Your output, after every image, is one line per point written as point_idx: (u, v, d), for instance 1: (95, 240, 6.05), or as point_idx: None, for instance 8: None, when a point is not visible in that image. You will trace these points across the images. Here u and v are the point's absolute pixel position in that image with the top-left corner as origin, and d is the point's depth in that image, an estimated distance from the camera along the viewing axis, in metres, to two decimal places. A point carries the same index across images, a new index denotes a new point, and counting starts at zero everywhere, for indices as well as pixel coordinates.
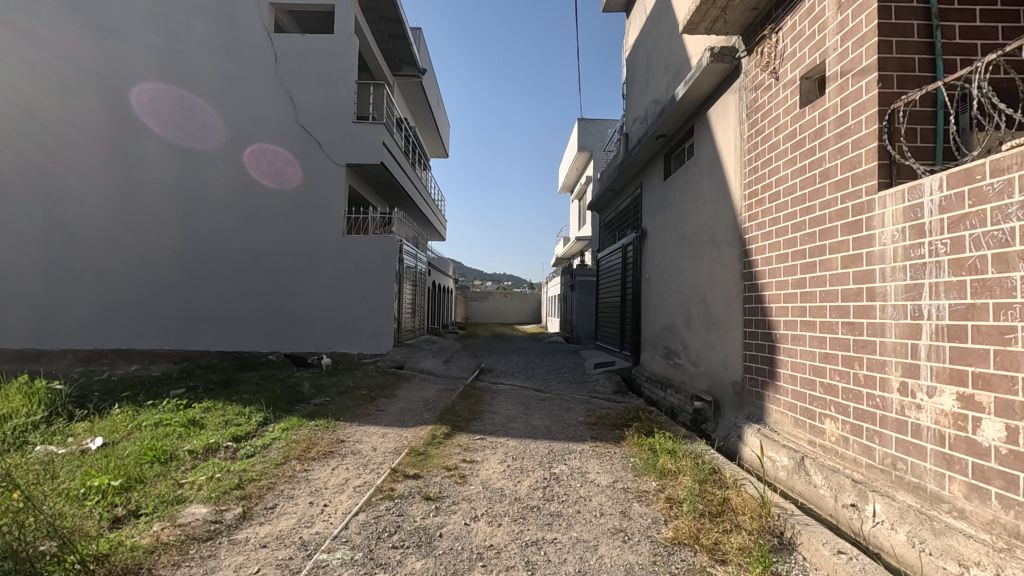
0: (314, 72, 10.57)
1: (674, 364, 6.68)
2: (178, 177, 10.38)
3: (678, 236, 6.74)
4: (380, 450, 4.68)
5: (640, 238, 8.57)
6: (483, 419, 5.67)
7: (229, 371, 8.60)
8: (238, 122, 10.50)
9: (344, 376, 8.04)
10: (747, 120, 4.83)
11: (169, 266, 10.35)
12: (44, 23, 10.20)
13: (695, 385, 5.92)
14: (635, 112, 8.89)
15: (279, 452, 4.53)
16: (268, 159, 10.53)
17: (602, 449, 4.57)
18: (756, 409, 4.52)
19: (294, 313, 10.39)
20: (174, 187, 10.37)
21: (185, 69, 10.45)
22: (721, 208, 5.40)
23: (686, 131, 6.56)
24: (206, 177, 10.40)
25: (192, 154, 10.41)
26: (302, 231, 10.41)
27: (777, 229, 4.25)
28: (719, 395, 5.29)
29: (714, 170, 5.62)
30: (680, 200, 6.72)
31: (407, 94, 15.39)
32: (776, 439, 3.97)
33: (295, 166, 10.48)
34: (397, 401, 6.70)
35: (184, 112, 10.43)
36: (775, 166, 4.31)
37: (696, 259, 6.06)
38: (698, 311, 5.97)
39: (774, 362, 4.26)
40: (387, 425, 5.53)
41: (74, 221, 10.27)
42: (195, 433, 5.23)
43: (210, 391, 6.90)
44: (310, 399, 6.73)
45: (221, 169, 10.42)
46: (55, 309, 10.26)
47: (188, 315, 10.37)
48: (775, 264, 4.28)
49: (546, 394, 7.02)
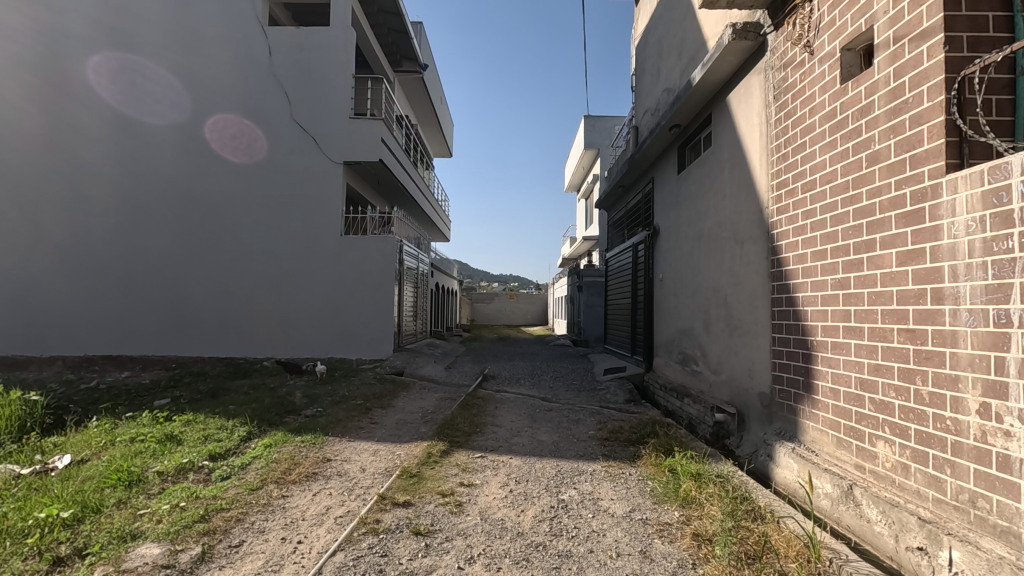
0: (307, 65, 10.16)
1: (691, 371, 6.19)
2: (142, 160, 10.00)
3: (695, 233, 6.25)
4: (369, 471, 4.22)
5: (652, 236, 8.07)
6: (485, 433, 5.21)
7: (219, 378, 8.17)
8: (204, 103, 10.11)
9: (339, 385, 7.59)
10: (774, 102, 4.34)
11: (133, 251, 9.96)
12: (24, 20, 9.84)
13: (716, 394, 5.43)
14: (646, 103, 8.39)
15: (256, 475, 4.07)
16: (237, 142, 10.15)
17: (616, 471, 4.09)
18: (789, 425, 4.03)
19: (273, 302, 10.00)
20: (138, 169, 9.99)
21: (149, 49, 10.06)
22: (744, 201, 4.92)
23: (702, 120, 6.07)
24: (172, 159, 10.01)
25: (155, 136, 10.02)
26: (292, 229, 10.01)
27: (812, 223, 3.78)
28: (743, 406, 4.80)
29: (735, 160, 5.13)
30: (696, 195, 6.23)
31: (408, 90, 14.94)
32: (817, 462, 3.49)
33: (266, 148, 10.11)
34: (393, 412, 6.25)
35: (147, 93, 10.03)
36: (808, 151, 3.82)
37: (716, 258, 5.57)
38: (718, 314, 5.48)
39: (810, 372, 3.78)
40: (379, 440, 5.08)
41: (36, 207, 9.92)
42: (170, 451, 4.80)
43: (194, 402, 6.49)
44: (301, 410, 6.30)
45: (189, 151, 10.02)
46: (16, 297, 9.91)
47: (164, 306, 9.99)
48: (809, 262, 3.80)
49: (553, 404, 6.54)
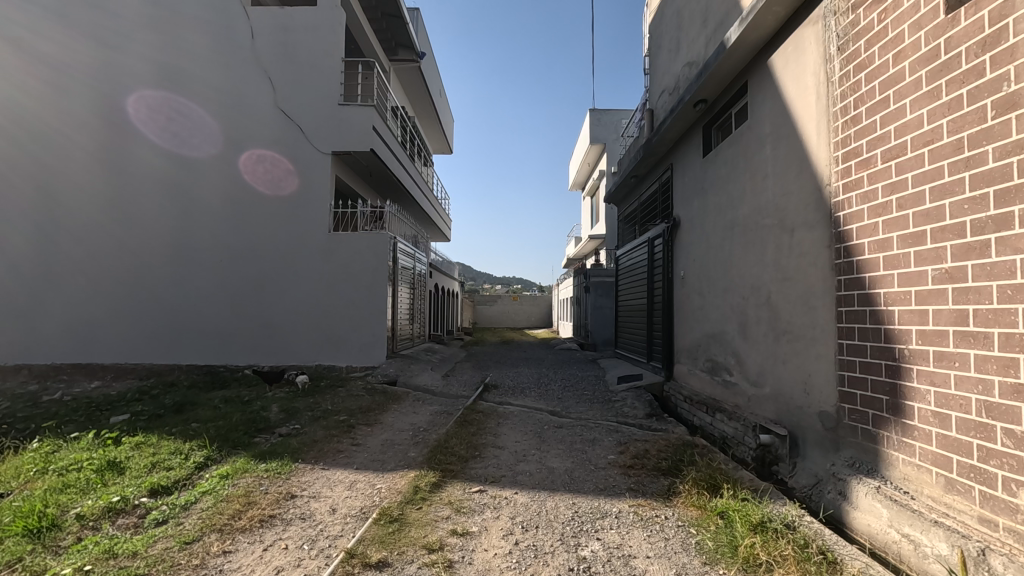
0: (296, 49, 9.37)
1: (724, 382, 5.36)
2: (178, 197, 9.28)
3: (726, 223, 5.42)
4: (339, 514, 3.40)
5: (671, 229, 7.25)
6: (484, 459, 4.40)
7: (192, 390, 7.34)
8: (237, 135, 9.35)
9: (322, 398, 6.77)
10: (840, 54, 3.52)
11: (162, 291, 9.22)
12: (32, 28, 9.26)
13: (759, 410, 4.59)
14: (664, 81, 7.55)
15: (198, 521, 3.25)
16: (267, 172, 9.33)
17: (648, 514, 3.25)
18: (867, 455, 3.20)
19: (264, 312, 9.17)
20: (172, 206, 9.27)
21: (185, 80, 9.35)
22: (794, 180, 4.10)
23: (735, 91, 5.26)
24: (209, 196, 9.27)
25: (191, 171, 9.30)
26: (282, 229, 9.19)
27: (899, 199, 2.97)
28: (797, 427, 3.97)
29: (781, 132, 4.30)
30: (727, 178, 5.41)
31: (404, 80, 14.12)
32: (918, 511, 2.66)
33: (294, 184, 9.26)
34: (380, 431, 5.43)
35: (184, 127, 9.34)
36: (894, 107, 3.01)
37: (755, 250, 4.75)
38: (760, 315, 4.65)
39: (900, 391, 2.94)
40: (358, 468, 4.27)
41: (19, 209, 9.27)
42: (108, 483, 4.00)
43: (154, 419, 5.69)
44: (274, 429, 5.48)
45: (223, 185, 9.27)
46: (22, 328, 9.24)
47: (147, 312, 9.22)
48: (895, 249, 2.99)
49: (564, 420, 5.71)
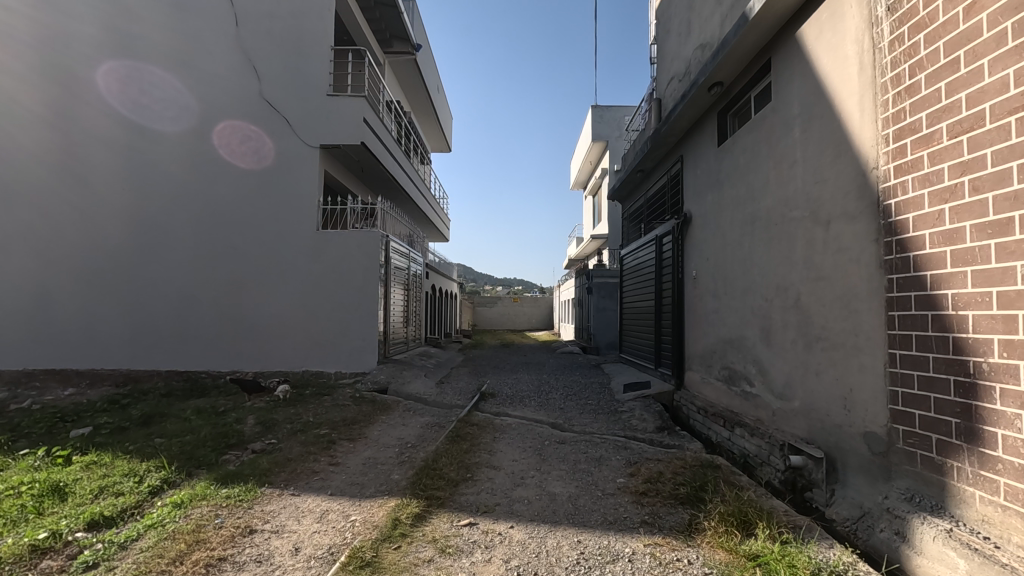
0: (282, 36, 8.87)
1: (744, 392, 4.84)
2: (152, 173, 8.78)
3: (746, 217, 4.90)
4: (302, 555, 2.88)
5: (681, 225, 6.73)
6: (476, 483, 3.89)
7: (167, 399, 6.83)
8: (211, 105, 8.83)
9: (305, 408, 6.26)
10: (891, 14, 3.01)
11: (135, 276, 8.71)
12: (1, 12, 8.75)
13: (786, 426, 4.07)
14: (673, 68, 7.04)
15: (133, 564, 2.73)
16: (241, 141, 8.87)
17: (667, 557, 2.71)
18: (930, 488, 2.68)
19: (246, 314, 8.67)
20: (144, 183, 8.77)
21: (158, 54, 8.85)
22: (829, 165, 3.59)
23: (756, 71, 4.75)
24: (183, 171, 8.77)
25: (164, 145, 8.80)
26: (267, 226, 8.70)
27: (974, 181, 2.46)
28: (836, 448, 3.45)
29: (812, 111, 3.80)
30: (747, 167, 4.90)
31: (399, 74, 13.64)
32: (1010, 567, 2.13)
33: (272, 153, 8.78)
34: (363, 447, 4.93)
35: (156, 99, 8.83)
36: (969, 69, 2.50)
37: (781, 246, 4.23)
38: (787, 320, 4.14)
39: (979, 414, 2.41)
40: (333, 495, 3.76)
41: None
42: (41, 513, 3.47)
43: (115, 434, 5.17)
44: (248, 445, 4.97)
45: (199, 159, 8.78)
46: None
47: (123, 314, 8.72)
48: (969, 241, 2.48)
49: (566, 434, 5.19)
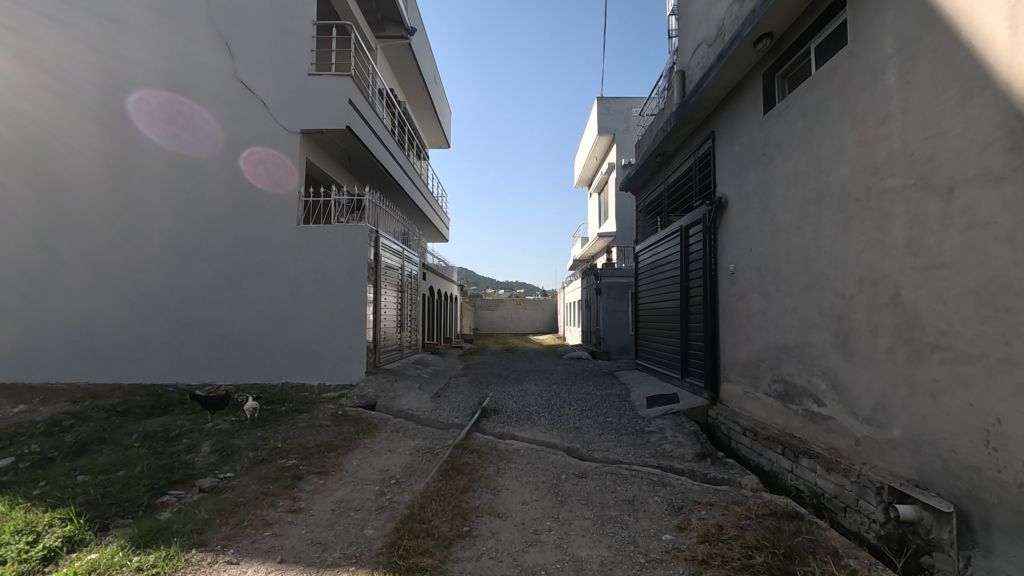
0: (260, 9, 7.91)
1: (810, 412, 3.89)
2: (151, 180, 7.77)
3: (809, 195, 3.96)
4: None
5: (714, 211, 5.75)
6: (477, 542, 2.92)
7: (118, 420, 5.87)
8: (212, 97, 7.85)
9: (276, 432, 5.29)
10: None
11: (99, 281, 7.71)
12: None
13: (881, 460, 3.12)
14: (701, 31, 6.10)
15: None
16: (271, 178, 7.82)
17: None
18: None
19: (219, 321, 7.66)
20: (134, 186, 7.77)
21: (156, 39, 7.85)
22: (950, 111, 2.64)
23: (823, 12, 3.80)
24: (184, 178, 7.77)
25: (171, 155, 7.79)
26: (244, 221, 7.71)
27: None
28: (973, 499, 2.50)
29: (919, 45, 2.85)
30: (809, 133, 3.95)
31: (392, 60, 12.72)
32: None
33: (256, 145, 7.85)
34: (338, 485, 3.97)
35: (167, 107, 7.85)
36: None
37: (866, 226, 3.28)
38: (877, 323, 3.19)
39: None
40: (283, 564, 2.77)
41: None
42: None
43: (32, 471, 4.17)
44: (194, 483, 3.98)
45: (209, 173, 7.78)
46: None
47: (83, 321, 7.70)
48: None
49: (588, 466, 4.20)
